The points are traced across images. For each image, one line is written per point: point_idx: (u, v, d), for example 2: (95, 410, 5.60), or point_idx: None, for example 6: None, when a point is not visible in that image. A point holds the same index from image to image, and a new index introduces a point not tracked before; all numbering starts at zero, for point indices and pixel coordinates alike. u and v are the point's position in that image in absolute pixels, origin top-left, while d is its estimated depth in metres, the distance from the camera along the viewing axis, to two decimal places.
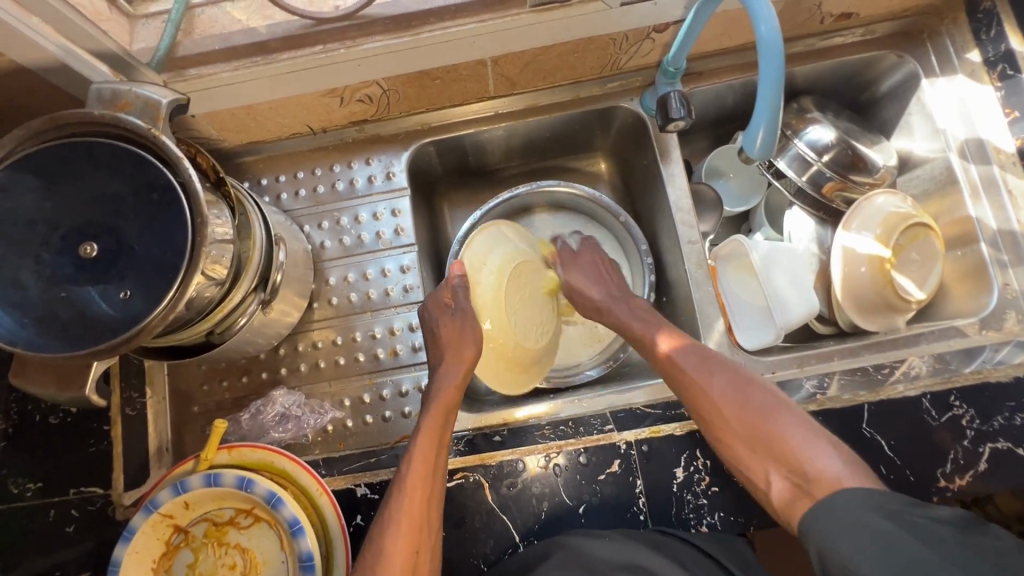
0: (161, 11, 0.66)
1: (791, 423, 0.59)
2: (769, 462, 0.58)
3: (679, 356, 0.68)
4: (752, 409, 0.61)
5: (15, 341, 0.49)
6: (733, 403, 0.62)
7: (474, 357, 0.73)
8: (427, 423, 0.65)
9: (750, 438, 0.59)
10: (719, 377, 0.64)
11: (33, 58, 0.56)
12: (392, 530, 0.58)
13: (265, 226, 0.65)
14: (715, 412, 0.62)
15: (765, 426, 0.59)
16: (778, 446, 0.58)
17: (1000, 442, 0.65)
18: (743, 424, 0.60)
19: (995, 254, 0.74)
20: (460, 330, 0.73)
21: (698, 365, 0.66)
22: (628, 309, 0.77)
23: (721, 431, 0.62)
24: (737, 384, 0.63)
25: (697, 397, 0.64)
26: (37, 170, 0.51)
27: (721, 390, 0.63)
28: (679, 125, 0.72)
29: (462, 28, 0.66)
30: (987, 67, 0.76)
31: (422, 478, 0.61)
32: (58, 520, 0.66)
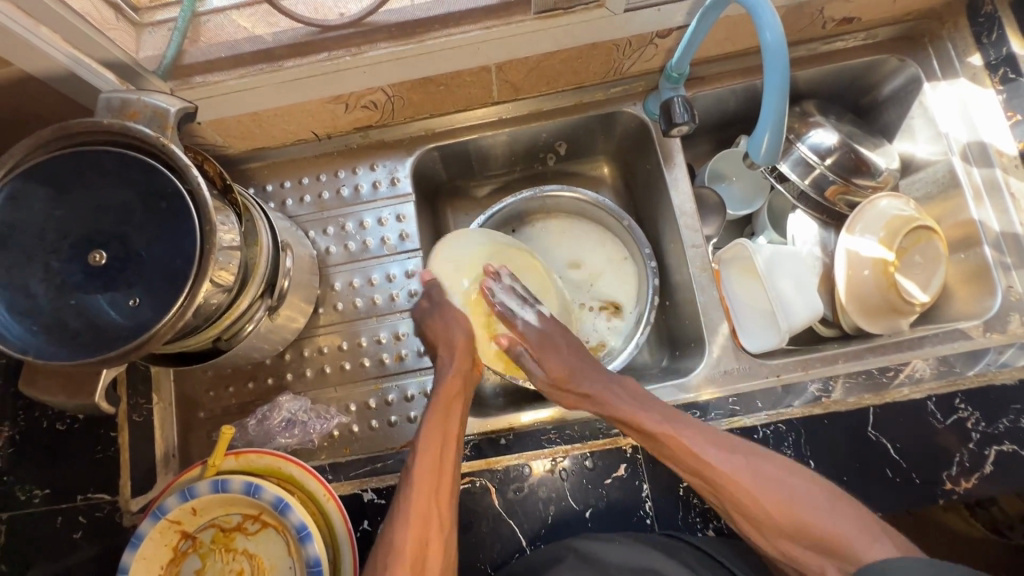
0: (168, 19, 0.66)
1: (831, 509, 0.58)
2: (809, 553, 0.59)
3: (702, 450, 0.61)
4: (786, 502, 0.59)
5: (24, 349, 0.49)
6: (772, 495, 0.59)
7: (467, 343, 0.72)
8: (433, 414, 0.66)
9: (788, 530, 0.59)
10: (747, 465, 0.61)
11: (42, 67, 0.56)
12: (401, 524, 0.60)
13: (272, 233, 0.65)
14: (750, 504, 0.60)
15: (813, 526, 0.58)
16: (819, 538, 0.58)
17: (1006, 444, 0.65)
18: (779, 517, 0.59)
19: (999, 257, 0.74)
20: (445, 324, 0.72)
21: (726, 458, 0.61)
22: (634, 401, 0.67)
23: (767, 532, 0.60)
24: (764, 474, 0.60)
25: (725, 489, 0.61)
26: (47, 179, 0.52)
27: (760, 490, 0.60)
28: (682, 130, 0.72)
29: (466, 35, 0.67)
30: (989, 71, 0.77)
31: (429, 469, 0.62)
32: (66, 526, 0.66)
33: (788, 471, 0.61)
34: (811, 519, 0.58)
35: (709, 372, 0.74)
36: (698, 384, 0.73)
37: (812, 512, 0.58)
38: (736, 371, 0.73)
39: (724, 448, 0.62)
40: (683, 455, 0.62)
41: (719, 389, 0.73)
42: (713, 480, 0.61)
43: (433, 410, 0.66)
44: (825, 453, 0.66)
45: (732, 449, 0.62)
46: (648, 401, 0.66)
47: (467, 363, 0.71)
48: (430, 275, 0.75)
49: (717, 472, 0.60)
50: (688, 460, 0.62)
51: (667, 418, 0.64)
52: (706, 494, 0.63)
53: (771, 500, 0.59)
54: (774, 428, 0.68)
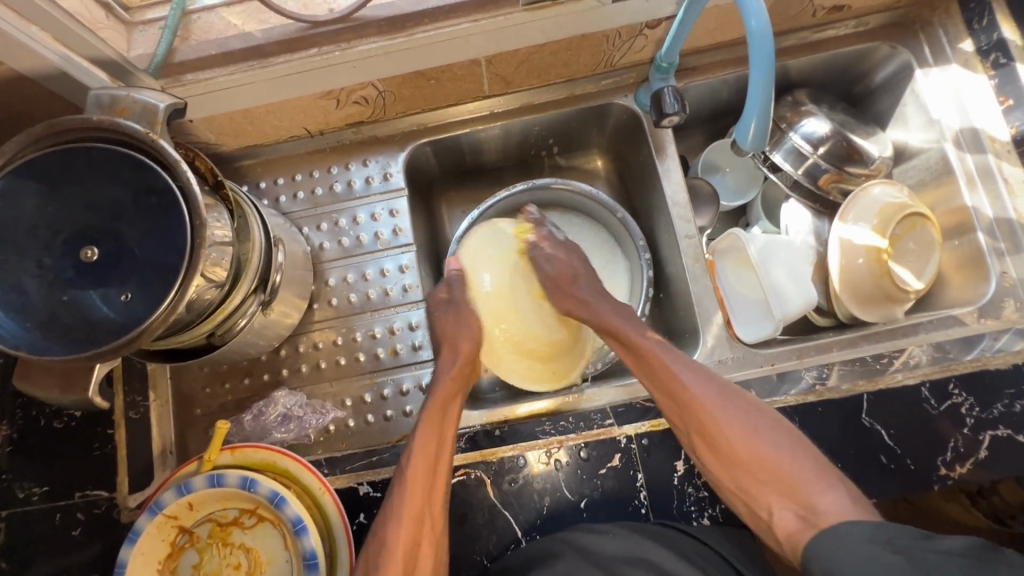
0: (157, 18, 0.67)
1: (793, 449, 0.59)
2: (766, 489, 0.58)
3: (678, 373, 0.65)
4: (748, 432, 0.60)
5: (18, 345, 0.49)
6: (735, 423, 0.61)
7: (472, 351, 0.74)
8: (431, 411, 0.66)
9: (749, 465, 0.59)
10: (720, 395, 0.63)
11: (32, 66, 0.57)
12: (393, 522, 0.59)
13: (264, 228, 0.66)
14: (715, 429, 0.61)
15: (773, 463, 0.58)
16: (775, 473, 0.58)
17: (1000, 429, 0.65)
18: (740, 451, 0.60)
19: (993, 242, 0.74)
20: (455, 324, 0.75)
21: (707, 387, 0.63)
22: (629, 321, 0.73)
23: (728, 468, 0.60)
24: (733, 403, 0.63)
25: (693, 414, 0.62)
26: (39, 176, 0.52)
27: (731, 421, 0.61)
28: (673, 121, 0.73)
29: (454, 28, 0.67)
30: (981, 56, 0.77)
31: (424, 467, 0.62)
32: (65, 523, 0.67)
33: (759, 413, 0.62)
34: (768, 451, 0.59)
35: (704, 362, 0.74)
36: None
37: (766, 441, 0.60)
38: (730, 360, 0.74)
39: (700, 374, 0.65)
40: (665, 375, 0.65)
41: None
42: (682, 399, 0.63)
43: (431, 406, 0.67)
44: (819, 441, 0.66)
45: (710, 378, 0.65)
46: (642, 325, 0.73)
47: (467, 367, 0.73)
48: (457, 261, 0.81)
49: (690, 395, 0.63)
50: (665, 377, 0.65)
51: (661, 347, 0.68)
52: (673, 417, 0.64)
53: (735, 432, 0.60)
54: None
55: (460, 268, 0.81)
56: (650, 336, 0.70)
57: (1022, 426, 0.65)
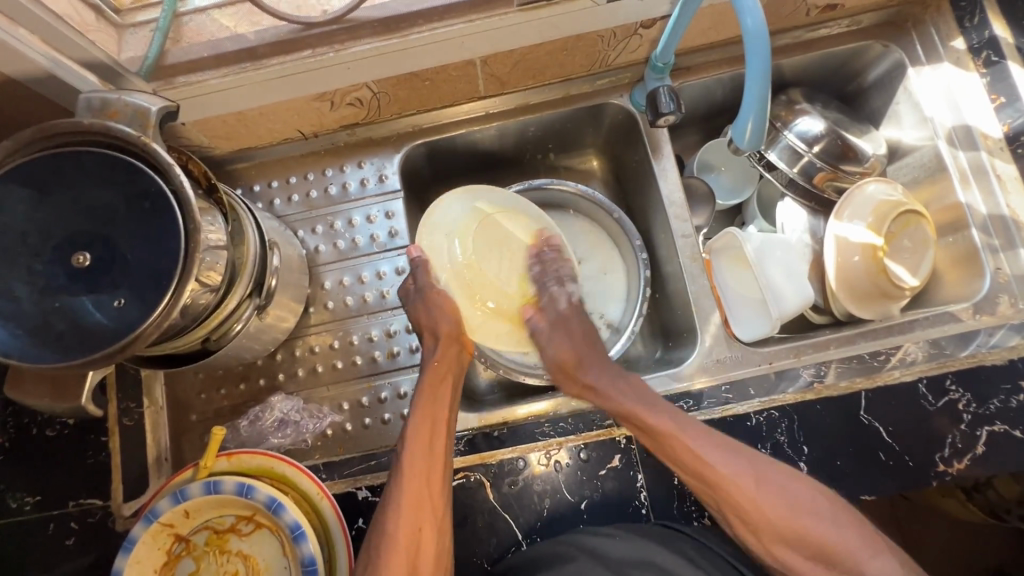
0: (149, 20, 0.66)
1: (834, 519, 0.57)
2: (808, 561, 0.58)
3: (707, 454, 0.60)
4: (788, 510, 0.58)
5: (8, 352, 0.48)
6: (773, 499, 0.58)
7: (453, 331, 0.70)
8: (423, 400, 0.66)
9: (787, 537, 0.58)
10: (751, 471, 0.60)
11: (21, 69, 0.56)
12: (393, 513, 0.60)
13: (259, 231, 0.65)
14: (751, 508, 0.59)
15: (817, 537, 0.57)
16: (819, 548, 0.57)
17: (997, 424, 0.66)
18: (781, 526, 0.58)
19: (987, 239, 0.75)
20: (427, 311, 0.70)
21: (738, 466, 0.60)
22: (638, 396, 0.65)
23: (762, 535, 0.59)
24: (771, 482, 0.59)
25: (725, 492, 0.59)
26: (28, 181, 0.51)
27: (772, 500, 0.58)
28: (668, 120, 0.73)
29: (449, 29, 0.66)
30: (972, 54, 0.77)
31: (420, 456, 0.62)
32: (58, 532, 0.66)
33: (793, 483, 0.59)
34: (814, 528, 0.57)
35: (702, 361, 0.74)
36: (691, 373, 0.73)
37: (808, 515, 0.57)
38: (728, 359, 0.74)
39: (730, 451, 0.61)
40: (687, 454, 0.60)
41: (712, 377, 0.73)
42: (711, 480, 0.59)
43: (423, 393, 0.67)
44: (819, 438, 0.66)
45: (738, 453, 0.61)
46: (650, 396, 0.65)
47: (454, 349, 0.70)
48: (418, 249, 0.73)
49: (724, 477, 0.59)
50: (694, 463, 0.60)
51: (674, 418, 0.62)
52: (704, 493, 0.61)
53: (772, 506, 0.58)
54: (767, 415, 0.67)
55: (423, 254, 0.74)
56: (665, 411, 0.63)
57: (1019, 421, 0.66)
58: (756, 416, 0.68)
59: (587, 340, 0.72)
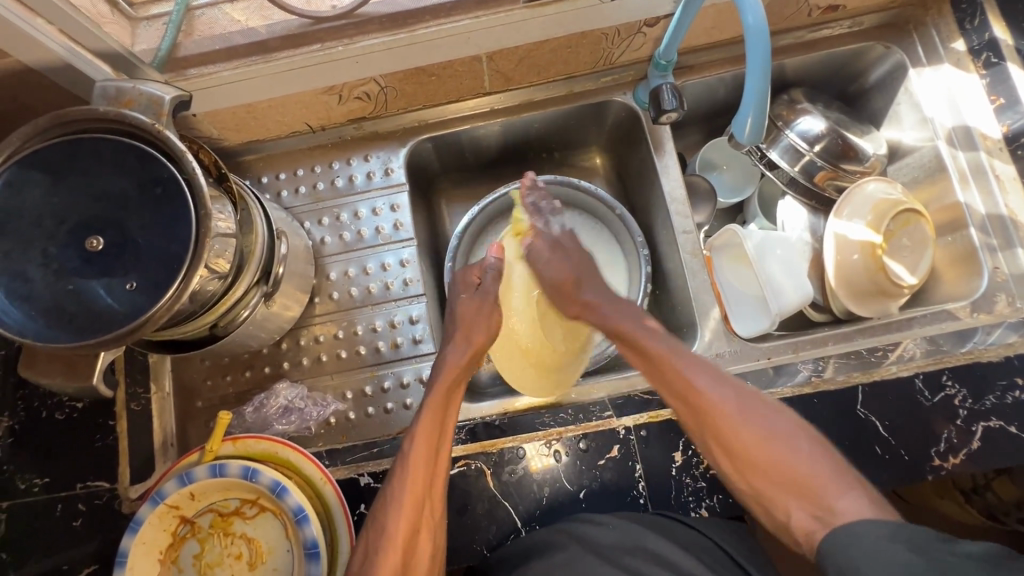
0: (162, 13, 0.68)
1: (810, 453, 0.55)
2: (783, 493, 0.54)
3: (696, 378, 0.61)
4: (764, 437, 0.56)
5: (22, 332, 0.50)
6: (754, 434, 0.57)
7: (485, 343, 0.73)
8: (433, 403, 0.65)
9: (763, 467, 0.55)
10: (737, 398, 0.59)
11: (38, 58, 0.57)
12: (394, 511, 0.59)
13: (267, 221, 0.66)
14: (730, 435, 0.57)
15: (794, 468, 0.54)
16: (795, 481, 0.54)
17: (993, 420, 0.66)
18: (757, 452, 0.56)
19: (985, 238, 0.75)
20: (475, 313, 0.74)
21: (726, 393, 0.59)
22: (638, 322, 0.69)
23: (740, 465, 0.57)
24: (756, 410, 0.58)
25: (710, 416, 0.59)
26: (44, 166, 0.53)
27: (755, 426, 0.57)
28: (671, 117, 0.74)
29: (456, 24, 0.68)
30: (973, 56, 0.78)
31: (424, 460, 0.61)
32: (66, 514, 0.67)
33: (776, 415, 0.58)
34: (792, 457, 0.55)
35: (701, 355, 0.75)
36: None
37: (782, 447, 0.56)
38: (726, 354, 0.75)
39: (719, 379, 0.61)
40: (676, 375, 0.62)
41: None
42: (699, 405, 0.60)
43: (433, 395, 0.66)
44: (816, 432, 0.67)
45: (729, 384, 0.60)
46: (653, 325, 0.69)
47: (476, 357, 0.72)
48: (496, 252, 0.80)
49: (705, 399, 0.59)
50: (683, 387, 0.61)
51: (673, 345, 0.65)
52: (687, 417, 0.61)
53: (750, 432, 0.57)
54: None
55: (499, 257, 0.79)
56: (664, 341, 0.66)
57: (1014, 417, 0.66)
58: None
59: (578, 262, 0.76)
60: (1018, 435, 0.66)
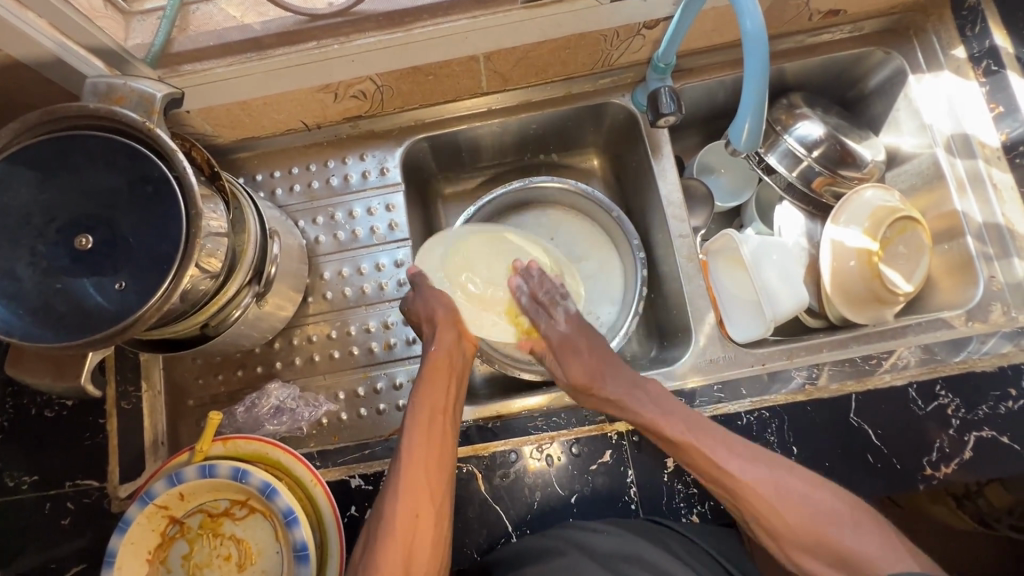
0: (156, 8, 0.67)
1: (853, 529, 0.58)
2: (827, 567, 0.59)
3: (725, 462, 0.61)
4: (808, 518, 0.59)
5: (9, 331, 0.49)
6: (802, 518, 0.59)
7: (451, 320, 0.70)
8: (423, 391, 0.67)
9: (807, 543, 0.59)
10: (772, 478, 0.61)
11: (28, 53, 0.56)
12: (392, 495, 0.61)
13: (260, 220, 0.66)
14: (775, 520, 0.60)
15: (837, 544, 0.58)
16: (838, 555, 0.58)
17: (985, 430, 0.66)
18: (799, 533, 0.59)
19: (981, 247, 0.75)
20: (423, 299, 0.71)
21: (756, 471, 0.61)
22: (656, 404, 0.66)
23: (783, 542, 0.61)
24: (790, 488, 0.60)
25: (749, 501, 0.61)
26: (33, 163, 0.52)
27: (795, 507, 0.59)
28: (669, 121, 0.73)
29: (453, 24, 0.67)
30: (973, 63, 0.78)
31: (420, 448, 0.63)
32: (55, 512, 0.67)
33: (812, 485, 0.60)
34: (835, 535, 0.58)
35: (696, 360, 0.75)
36: (684, 373, 0.74)
37: (829, 525, 0.58)
38: (721, 359, 0.74)
39: (749, 460, 0.61)
40: (701, 458, 0.61)
41: (705, 376, 0.74)
42: (734, 488, 0.61)
43: (422, 382, 0.68)
44: (809, 439, 0.67)
45: (760, 460, 0.62)
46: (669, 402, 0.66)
47: (455, 337, 0.71)
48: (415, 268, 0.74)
49: (741, 486, 0.60)
50: (709, 467, 0.61)
51: (688, 424, 0.63)
52: (722, 491, 0.62)
53: (793, 514, 0.59)
54: (757, 414, 0.68)
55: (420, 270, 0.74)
56: (681, 416, 0.64)
57: (1007, 427, 0.66)
58: (746, 416, 0.68)
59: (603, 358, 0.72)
60: (1010, 445, 0.66)
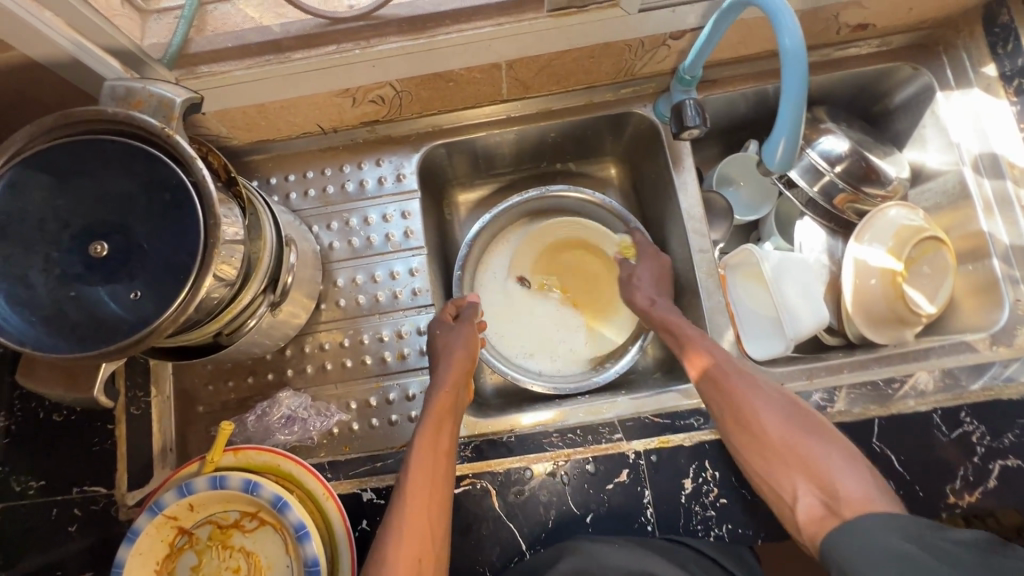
0: (174, 7, 0.66)
1: (826, 443, 0.59)
2: (791, 475, 0.58)
3: (718, 362, 0.66)
4: (779, 416, 0.61)
5: (23, 340, 0.48)
6: (777, 420, 0.61)
7: (468, 362, 0.71)
8: (425, 431, 0.64)
9: (778, 448, 0.59)
10: (757, 384, 0.64)
11: (45, 53, 0.55)
12: (394, 539, 0.57)
13: (276, 227, 0.65)
14: (751, 418, 0.61)
15: (806, 452, 0.58)
16: (807, 464, 0.57)
17: (1010, 459, 0.65)
18: (774, 436, 0.60)
19: (1008, 269, 0.73)
20: (453, 338, 0.72)
21: (743, 376, 0.65)
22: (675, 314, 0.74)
23: (756, 447, 0.60)
24: (774, 398, 0.63)
25: (731, 398, 0.63)
26: (49, 167, 0.51)
27: (774, 413, 0.61)
28: (693, 134, 0.72)
29: (476, 31, 0.66)
30: (1004, 81, 0.76)
31: (422, 486, 0.61)
32: (61, 518, 0.66)
33: (795, 402, 0.62)
34: (806, 443, 0.59)
35: None
36: (701, 392, 0.71)
37: (802, 435, 0.59)
38: None
39: (741, 367, 0.66)
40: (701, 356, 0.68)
41: None
42: (722, 385, 0.64)
43: (426, 426, 0.64)
44: None
45: (749, 370, 0.66)
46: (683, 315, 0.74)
47: (465, 383, 0.70)
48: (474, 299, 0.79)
49: (729, 382, 0.64)
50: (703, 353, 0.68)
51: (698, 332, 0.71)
52: (708, 383, 0.66)
53: (769, 417, 0.61)
54: None
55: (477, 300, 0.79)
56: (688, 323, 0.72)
57: None
58: None
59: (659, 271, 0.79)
60: None
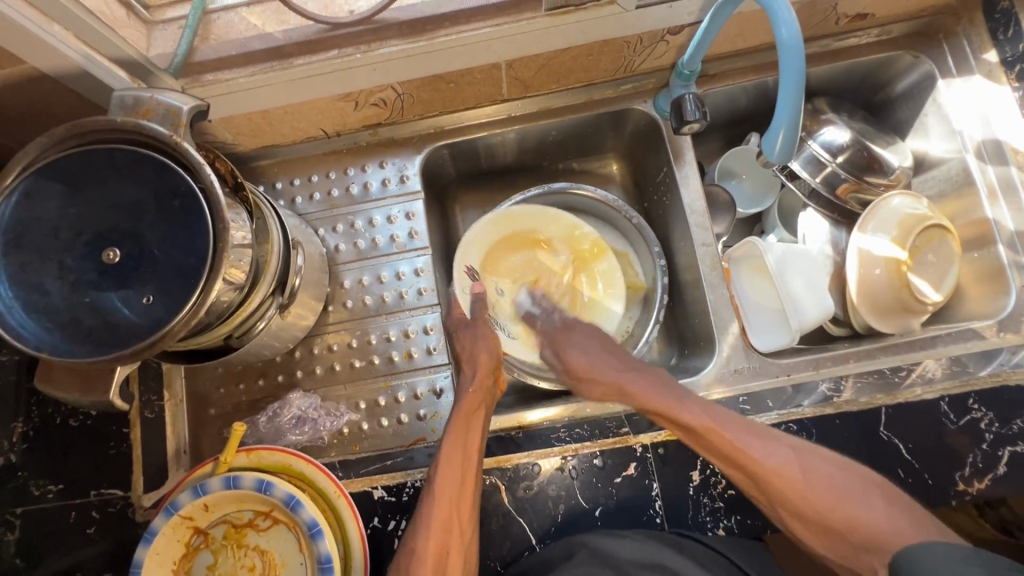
0: (178, 16, 0.67)
1: (883, 506, 0.56)
2: (861, 551, 0.57)
3: (750, 448, 0.60)
4: (835, 499, 0.57)
5: (39, 346, 0.49)
6: (829, 499, 0.57)
7: (491, 363, 0.73)
8: (454, 429, 0.65)
9: (840, 528, 0.57)
10: (794, 462, 0.59)
11: (53, 65, 0.56)
12: (423, 529, 0.60)
13: (283, 230, 0.66)
14: (800, 503, 0.58)
15: (868, 526, 0.56)
16: (869, 537, 0.56)
17: (1021, 445, 0.65)
18: (827, 514, 0.57)
19: (1014, 256, 0.73)
20: (473, 340, 0.74)
21: (776, 457, 0.60)
22: (666, 392, 0.67)
23: (813, 526, 0.59)
24: (815, 471, 0.59)
25: (773, 487, 0.59)
26: (62, 177, 0.52)
27: (827, 495, 0.57)
28: (693, 128, 0.72)
29: (477, 31, 0.66)
30: (1005, 67, 0.76)
31: (451, 478, 0.61)
32: (79, 521, 0.67)
33: (837, 468, 0.59)
34: (864, 516, 0.56)
35: (719, 371, 0.74)
36: (708, 384, 0.73)
37: (859, 505, 0.57)
38: (745, 370, 0.73)
39: (771, 443, 0.61)
40: (728, 449, 0.61)
41: (728, 389, 0.72)
42: (760, 476, 0.59)
43: (453, 426, 0.66)
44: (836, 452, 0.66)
45: (778, 442, 0.61)
46: (682, 390, 0.67)
47: (487, 381, 0.71)
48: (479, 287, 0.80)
49: (766, 470, 0.59)
50: (733, 455, 0.60)
51: (709, 412, 0.63)
52: (745, 481, 0.61)
53: (818, 497, 0.58)
54: (784, 427, 0.67)
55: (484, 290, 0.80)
56: (701, 404, 0.64)
57: None
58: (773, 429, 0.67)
59: (604, 346, 0.76)
60: None
